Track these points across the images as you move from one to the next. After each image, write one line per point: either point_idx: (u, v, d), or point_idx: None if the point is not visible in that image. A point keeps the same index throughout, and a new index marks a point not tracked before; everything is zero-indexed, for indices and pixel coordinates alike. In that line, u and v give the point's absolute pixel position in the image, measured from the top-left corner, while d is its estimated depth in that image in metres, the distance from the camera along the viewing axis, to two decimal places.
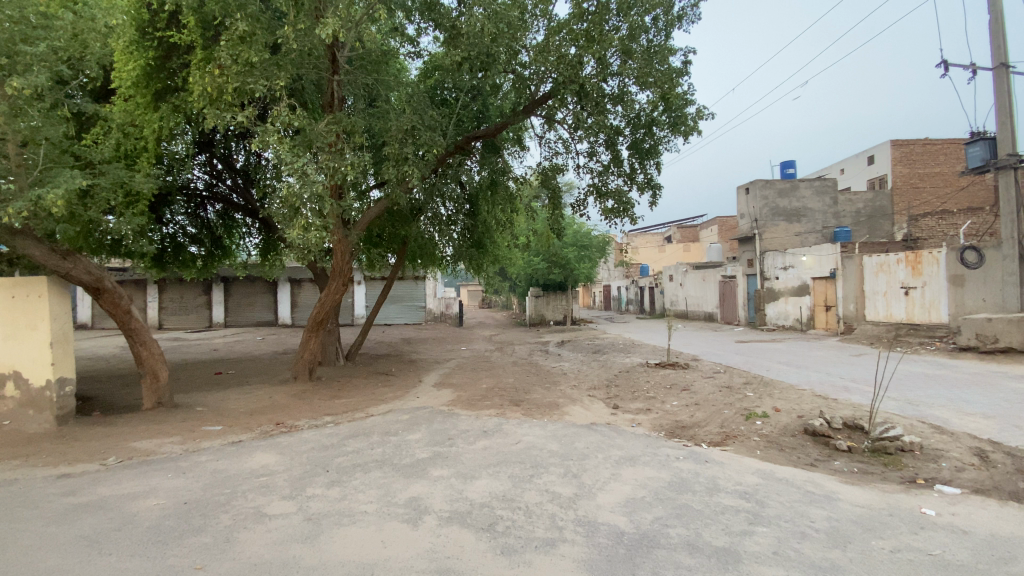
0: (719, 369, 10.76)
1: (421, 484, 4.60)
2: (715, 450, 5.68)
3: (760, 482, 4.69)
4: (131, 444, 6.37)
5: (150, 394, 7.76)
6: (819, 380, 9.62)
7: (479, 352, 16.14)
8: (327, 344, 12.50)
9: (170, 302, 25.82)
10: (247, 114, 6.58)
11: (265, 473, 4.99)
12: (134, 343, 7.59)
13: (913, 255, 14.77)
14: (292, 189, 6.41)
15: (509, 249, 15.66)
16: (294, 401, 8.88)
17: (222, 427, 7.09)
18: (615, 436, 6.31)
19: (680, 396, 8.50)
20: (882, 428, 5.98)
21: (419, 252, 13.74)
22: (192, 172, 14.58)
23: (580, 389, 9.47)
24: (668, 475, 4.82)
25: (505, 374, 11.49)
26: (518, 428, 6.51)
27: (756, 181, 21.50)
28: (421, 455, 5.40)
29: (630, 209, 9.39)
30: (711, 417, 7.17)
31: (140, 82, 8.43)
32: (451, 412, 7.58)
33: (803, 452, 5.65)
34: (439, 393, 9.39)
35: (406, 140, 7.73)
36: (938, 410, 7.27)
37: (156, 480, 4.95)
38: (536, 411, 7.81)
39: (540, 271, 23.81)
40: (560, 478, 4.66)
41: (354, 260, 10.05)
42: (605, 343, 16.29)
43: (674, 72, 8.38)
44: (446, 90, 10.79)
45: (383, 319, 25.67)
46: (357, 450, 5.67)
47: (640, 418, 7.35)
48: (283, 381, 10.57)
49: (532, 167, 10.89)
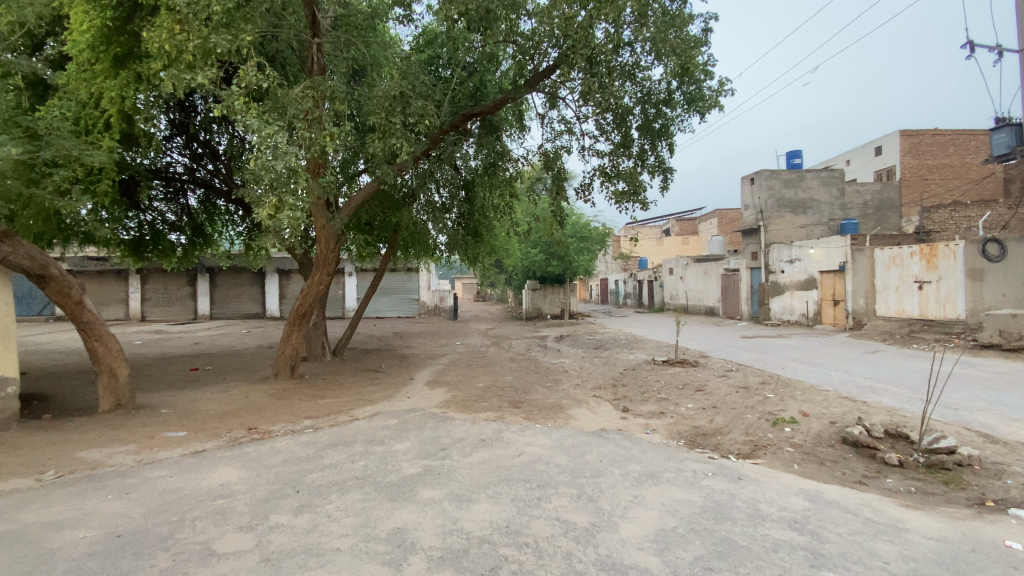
0: (731, 367, 10.07)
1: (407, 510, 3.83)
2: (747, 464, 4.95)
3: (809, 508, 3.96)
4: (77, 453, 5.57)
5: (107, 395, 6.96)
6: (841, 380, 8.92)
7: (474, 347, 15.38)
8: (313, 339, 11.74)
9: (153, 294, 24.94)
10: (209, 74, 5.74)
11: (223, 495, 4.21)
12: (88, 338, 6.78)
13: (929, 248, 14.16)
14: (261, 161, 5.57)
15: (504, 239, 14.91)
16: (271, 401, 8.08)
17: (185, 434, 6.30)
18: (630, 445, 5.56)
19: (695, 397, 7.77)
20: (931, 438, 5.28)
21: (411, 240, 12.96)
22: (168, 154, 13.73)
23: (584, 389, 8.75)
24: (699, 499, 4.09)
25: (503, 371, 10.73)
26: (519, 436, 5.75)
27: (761, 172, 20.80)
28: (409, 471, 4.64)
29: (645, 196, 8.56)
30: (733, 423, 6.46)
31: (96, 45, 7.66)
32: (444, 417, 6.81)
33: (848, 467, 4.94)
34: (432, 393, 8.62)
35: (393, 107, 6.87)
36: (982, 416, 6.58)
37: (93, 504, 4.17)
38: (538, 415, 7.06)
39: (539, 264, 23.02)
40: (572, 503, 3.92)
41: (339, 247, 9.27)
42: (605, 338, 15.57)
43: (693, 41, 7.64)
44: (441, 63, 10.01)
45: (375, 312, 24.88)
46: (335, 463, 4.89)
47: (654, 423, 6.62)
48: (262, 378, 9.76)
49: (522, 149, 10.02)
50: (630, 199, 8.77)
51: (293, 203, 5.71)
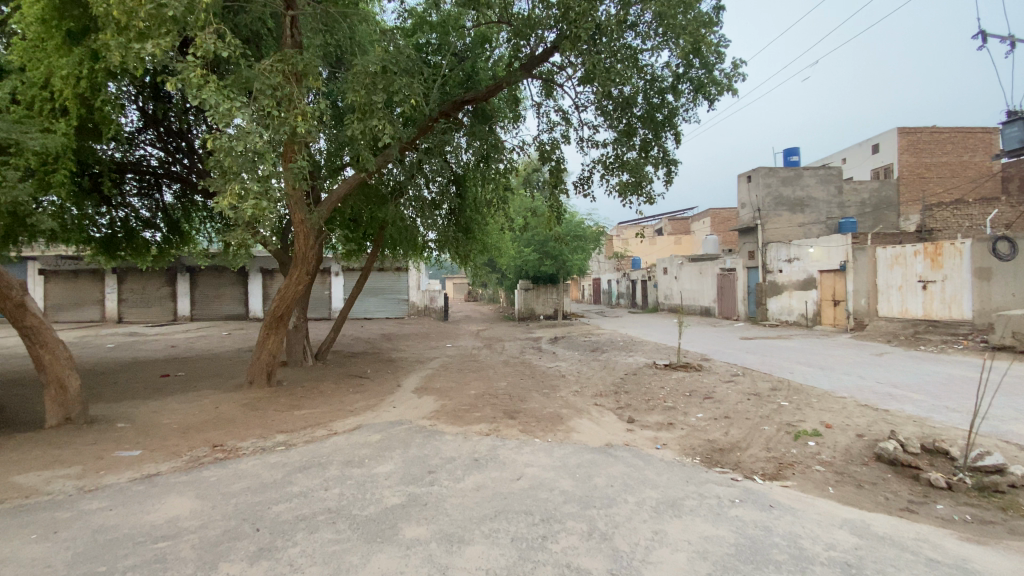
0: (738, 371, 9.53)
1: (387, 555, 3.20)
2: (776, 488, 4.37)
3: (858, 546, 3.39)
4: (10, 477, 4.86)
5: (55, 408, 6.24)
6: (855, 386, 8.40)
7: (466, 350, 14.73)
8: (293, 342, 11.08)
9: (130, 294, 23.97)
10: (163, 42, 5.06)
11: (168, 535, 3.55)
12: (32, 344, 6.04)
13: (933, 246, 13.76)
14: (219, 141, 4.92)
15: (496, 236, 14.26)
16: (242, 412, 7.38)
17: (139, 453, 5.59)
18: (641, 464, 4.96)
19: (704, 406, 7.19)
20: (975, 454, 4.75)
21: (398, 238, 12.30)
22: (140, 147, 12.92)
23: (584, 397, 8.14)
24: (731, 534, 3.50)
25: (495, 376, 10.10)
26: (516, 454, 5.11)
27: (758, 169, 20.36)
28: (391, 502, 3.99)
29: (650, 188, 7.98)
30: (751, 437, 5.89)
31: (46, 20, 6.96)
32: (432, 430, 6.16)
33: (889, 491, 4.38)
34: (419, 402, 7.97)
35: (375, 86, 6.22)
36: (1018, 425, 6.07)
37: (10, 548, 3.48)
38: (536, 426, 6.43)
39: (531, 264, 22.38)
40: (583, 544, 3.31)
41: (318, 244, 8.61)
42: (601, 340, 14.98)
43: (704, 18, 7.06)
44: (430, 48, 9.44)
45: (363, 313, 24.11)
46: (305, 492, 4.23)
47: (663, 437, 6.04)
48: (236, 386, 9.04)
49: (515, 139, 9.38)
50: (634, 192, 8.20)
51: (259, 190, 5.08)
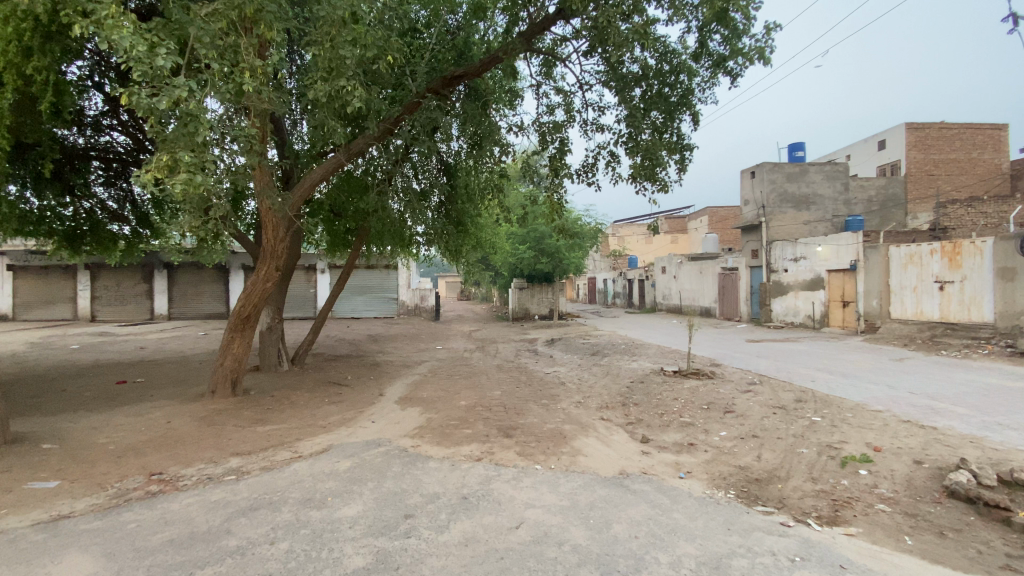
0: (755, 380, 8.69)
1: None
2: (842, 541, 3.49)
3: None
4: None
5: None
6: (889, 398, 7.56)
7: (457, 353, 13.80)
8: (266, 346, 10.30)
9: (104, 291, 22.79)
10: None
11: None
12: None
13: (951, 245, 13.01)
14: (139, 101, 4.60)
15: (490, 232, 13.44)
16: (197, 429, 6.40)
17: (57, 486, 4.63)
18: (667, 502, 4.07)
19: (726, 422, 6.32)
20: None
21: (384, 232, 11.42)
22: (107, 133, 11.74)
23: (588, 409, 7.26)
24: None
25: (489, 384, 9.18)
26: (515, 489, 4.20)
27: (763, 164, 19.54)
28: (353, 564, 3.08)
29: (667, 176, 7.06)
30: (789, 463, 5.02)
31: None
32: (414, 455, 5.22)
33: (982, 544, 3.52)
34: (402, 416, 7.03)
35: (343, 40, 5.46)
36: None
37: None
38: (536, 448, 5.50)
39: (526, 262, 21.46)
40: None
41: (290, 237, 7.69)
42: (601, 343, 14.13)
43: None
44: (419, 23, 8.62)
45: (350, 312, 23.07)
46: (246, 549, 3.30)
47: (685, 462, 5.16)
48: (196, 396, 8.05)
49: (508, 118, 8.43)
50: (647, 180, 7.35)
51: (190, 163, 4.87)
